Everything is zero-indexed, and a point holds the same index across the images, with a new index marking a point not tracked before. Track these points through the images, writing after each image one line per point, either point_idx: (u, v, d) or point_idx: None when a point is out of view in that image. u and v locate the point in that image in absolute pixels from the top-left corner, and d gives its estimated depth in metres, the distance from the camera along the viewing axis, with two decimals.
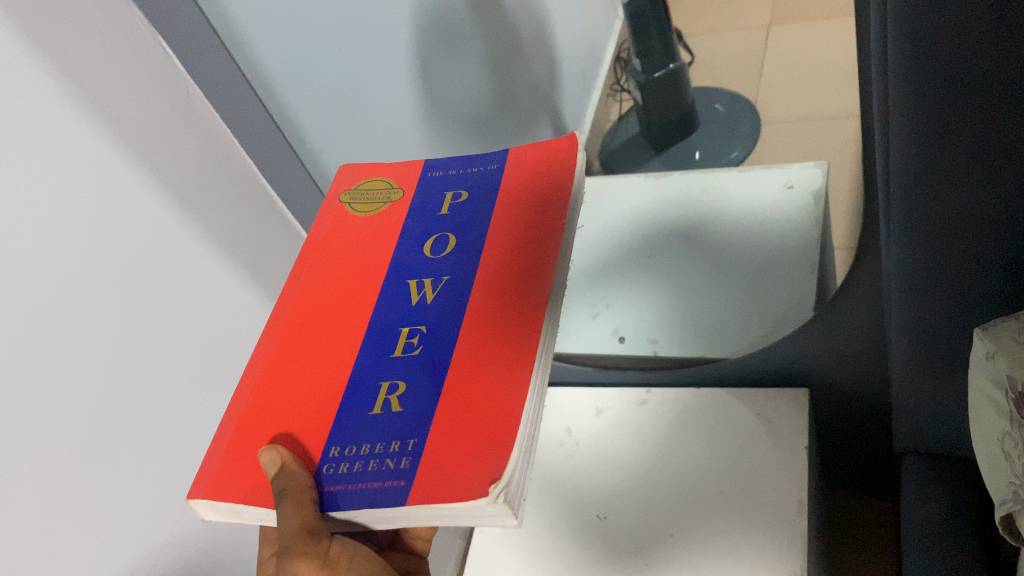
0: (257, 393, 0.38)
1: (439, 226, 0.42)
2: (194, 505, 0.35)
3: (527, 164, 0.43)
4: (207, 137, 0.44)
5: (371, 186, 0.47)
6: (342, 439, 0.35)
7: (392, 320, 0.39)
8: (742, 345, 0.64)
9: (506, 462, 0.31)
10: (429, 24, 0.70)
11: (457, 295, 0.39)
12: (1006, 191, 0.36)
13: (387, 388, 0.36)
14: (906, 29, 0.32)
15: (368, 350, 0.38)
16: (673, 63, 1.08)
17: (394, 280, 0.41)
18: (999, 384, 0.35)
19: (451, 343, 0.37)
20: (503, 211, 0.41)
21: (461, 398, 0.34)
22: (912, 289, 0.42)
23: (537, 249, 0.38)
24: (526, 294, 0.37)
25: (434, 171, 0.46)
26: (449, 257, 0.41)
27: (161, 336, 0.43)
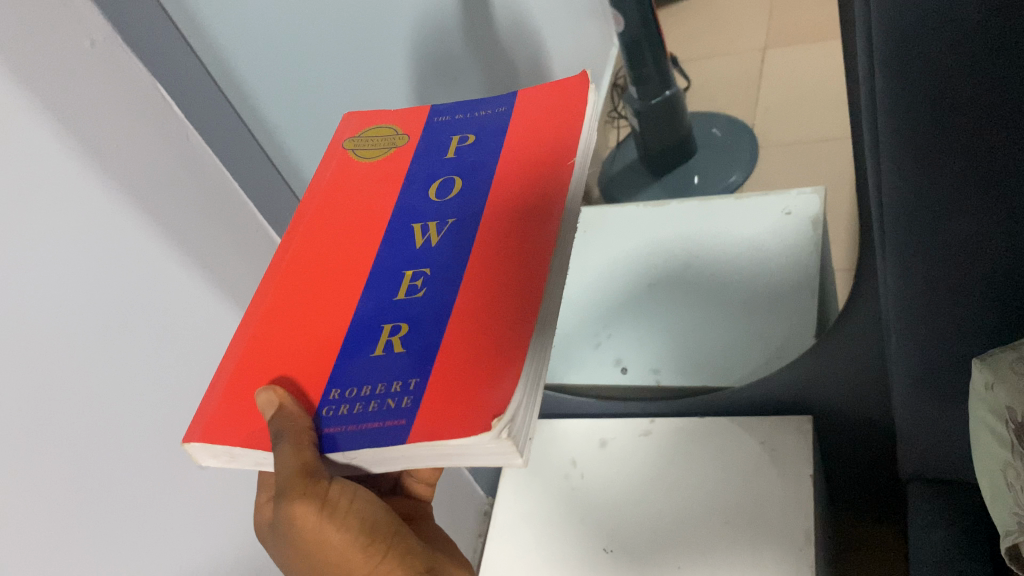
0: (258, 334, 0.38)
1: (444, 170, 0.43)
2: (188, 448, 0.35)
3: (543, 108, 0.44)
4: (207, 181, 0.45)
5: (375, 133, 0.47)
6: (343, 381, 0.35)
7: (395, 264, 0.39)
8: (743, 375, 0.65)
9: (511, 394, 0.30)
10: (428, 62, 0.72)
11: (462, 236, 0.39)
12: (1003, 218, 0.36)
13: (389, 330, 0.36)
14: (898, 66, 0.33)
15: (371, 293, 0.38)
16: (669, 90, 1.10)
17: (399, 223, 0.41)
18: (999, 416, 0.36)
19: (456, 283, 0.37)
20: (510, 154, 0.42)
21: (467, 332, 0.34)
22: (912, 317, 0.42)
23: (543, 190, 0.38)
24: (533, 235, 0.37)
25: (440, 116, 0.47)
26: (455, 200, 0.41)
27: (164, 374, 0.44)
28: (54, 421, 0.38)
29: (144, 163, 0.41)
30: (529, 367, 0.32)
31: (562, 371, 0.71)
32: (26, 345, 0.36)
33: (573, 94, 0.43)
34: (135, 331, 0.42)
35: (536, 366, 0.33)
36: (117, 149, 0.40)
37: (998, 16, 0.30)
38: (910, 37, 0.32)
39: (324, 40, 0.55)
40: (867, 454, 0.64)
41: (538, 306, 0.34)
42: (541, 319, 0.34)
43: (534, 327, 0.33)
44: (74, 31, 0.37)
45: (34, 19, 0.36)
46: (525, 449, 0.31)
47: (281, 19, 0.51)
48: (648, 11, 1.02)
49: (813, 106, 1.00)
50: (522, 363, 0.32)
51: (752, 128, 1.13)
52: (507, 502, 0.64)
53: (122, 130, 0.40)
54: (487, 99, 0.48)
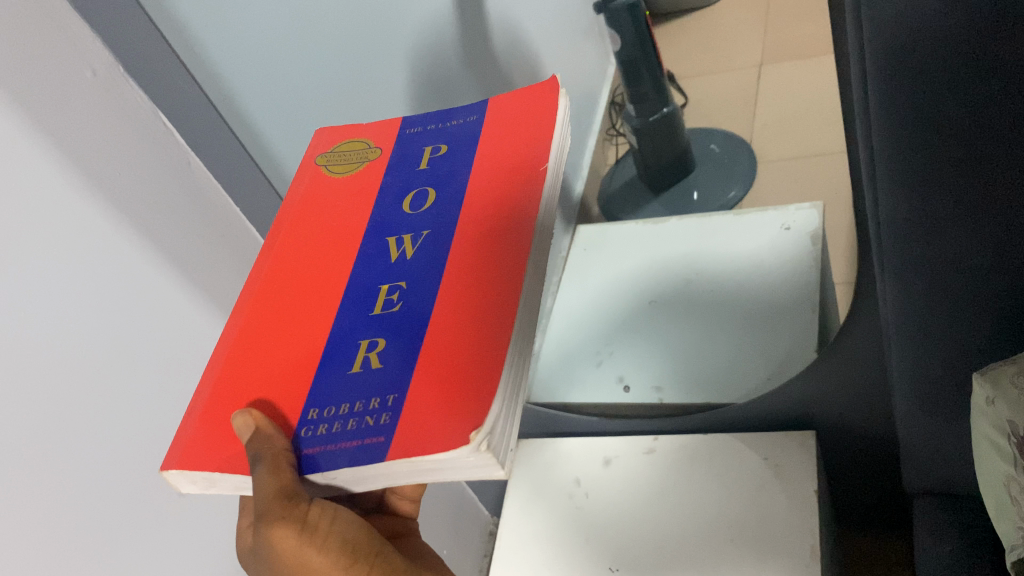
0: (234, 355, 0.39)
1: (418, 181, 0.44)
2: (167, 477, 0.35)
3: (516, 114, 0.44)
4: (206, 205, 0.46)
5: (346, 149, 0.48)
6: (320, 400, 0.35)
7: (372, 278, 0.39)
8: (747, 392, 0.65)
9: (491, 402, 0.31)
10: (427, 83, 0.72)
11: (435, 247, 0.39)
12: (998, 234, 0.36)
13: (366, 346, 0.36)
14: (891, 85, 0.33)
15: (348, 309, 0.38)
16: (668, 107, 1.11)
17: (373, 238, 0.41)
18: (1000, 429, 0.36)
19: (430, 294, 0.37)
20: (481, 165, 0.42)
21: (443, 342, 0.34)
22: (911, 332, 0.42)
23: (517, 198, 0.39)
24: (509, 243, 0.37)
25: (412, 128, 0.48)
26: (427, 213, 0.41)
27: (162, 397, 0.45)
28: (54, 447, 0.38)
29: (144, 190, 0.42)
30: (506, 375, 0.32)
31: (565, 392, 0.72)
32: (27, 373, 0.37)
33: (543, 98, 0.44)
34: (133, 356, 0.42)
35: (513, 374, 0.33)
36: (119, 177, 0.40)
37: (993, 28, 0.30)
38: (905, 57, 0.32)
39: (324, 68, 0.56)
40: (862, 466, 0.64)
41: (516, 314, 0.34)
42: (516, 328, 0.34)
43: (511, 337, 0.33)
44: (75, 60, 0.38)
45: (36, 47, 0.36)
46: (506, 461, 0.31)
47: (282, 45, 0.51)
48: (645, 31, 1.03)
49: (809, 121, 1.00)
50: (501, 370, 0.32)
51: (749, 143, 1.14)
52: (512, 521, 0.64)
53: (124, 156, 0.41)
54: (456, 108, 0.49)
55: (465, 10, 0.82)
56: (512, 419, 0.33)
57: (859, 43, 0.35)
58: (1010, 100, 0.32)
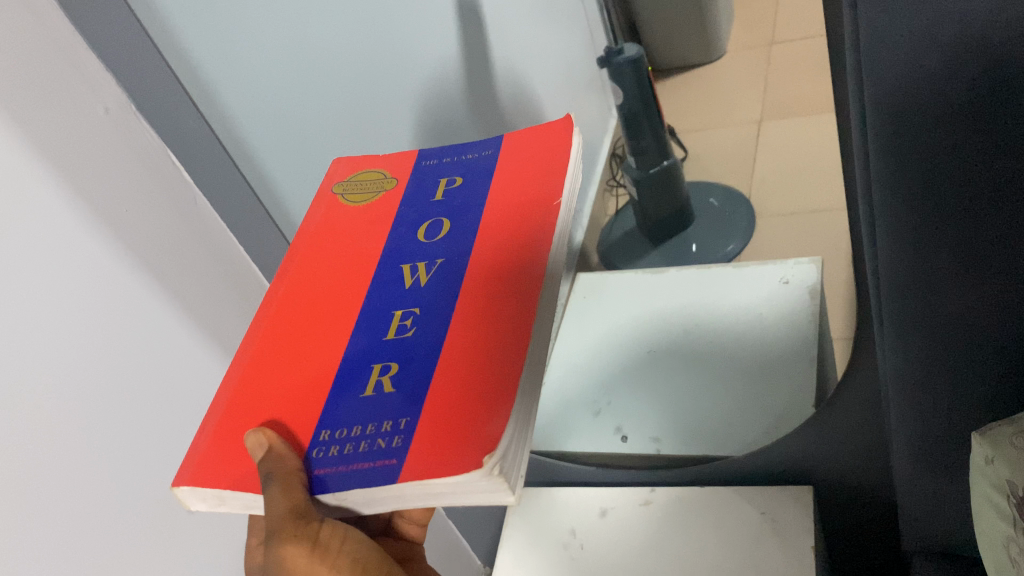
0: (248, 375, 0.39)
1: (433, 212, 0.44)
2: (178, 492, 0.35)
3: (533, 148, 0.45)
4: (212, 243, 0.46)
5: (364, 178, 0.49)
6: (332, 423, 0.35)
7: (386, 303, 0.40)
8: (747, 443, 0.65)
9: (503, 428, 0.31)
10: (432, 131, 0.73)
11: (449, 276, 0.40)
12: (999, 293, 0.36)
13: (379, 370, 0.36)
14: (891, 146, 0.34)
15: (361, 333, 0.39)
16: (668, 160, 1.13)
17: (388, 265, 0.42)
18: (1000, 489, 0.35)
19: (445, 321, 0.37)
20: (496, 197, 0.43)
21: (457, 369, 0.34)
22: (911, 389, 0.42)
23: (531, 230, 0.39)
24: (521, 273, 0.37)
25: (429, 160, 0.49)
26: (442, 242, 0.42)
27: (169, 434, 0.44)
28: (55, 483, 0.38)
29: (149, 226, 0.42)
30: (517, 405, 0.32)
31: (562, 440, 0.71)
32: (35, 407, 0.37)
33: (558, 133, 0.45)
34: (139, 393, 0.42)
35: (525, 403, 0.33)
36: (126, 213, 0.41)
37: (995, 84, 0.31)
38: (904, 120, 0.33)
39: (333, 115, 0.57)
40: (860, 522, 0.63)
41: (528, 342, 0.34)
42: (529, 364, 0.34)
43: (523, 366, 0.33)
44: (87, 96, 0.39)
45: (51, 86, 0.37)
46: (516, 485, 0.31)
47: (290, 90, 0.52)
48: (646, 84, 1.06)
49: (806, 176, 1.02)
50: (513, 397, 0.32)
51: (748, 199, 1.15)
52: (507, 568, 0.63)
53: (129, 192, 0.41)
54: (473, 143, 0.50)
55: (469, 63, 0.84)
56: (522, 447, 0.33)
57: (858, 109, 0.35)
58: (1010, 163, 0.33)
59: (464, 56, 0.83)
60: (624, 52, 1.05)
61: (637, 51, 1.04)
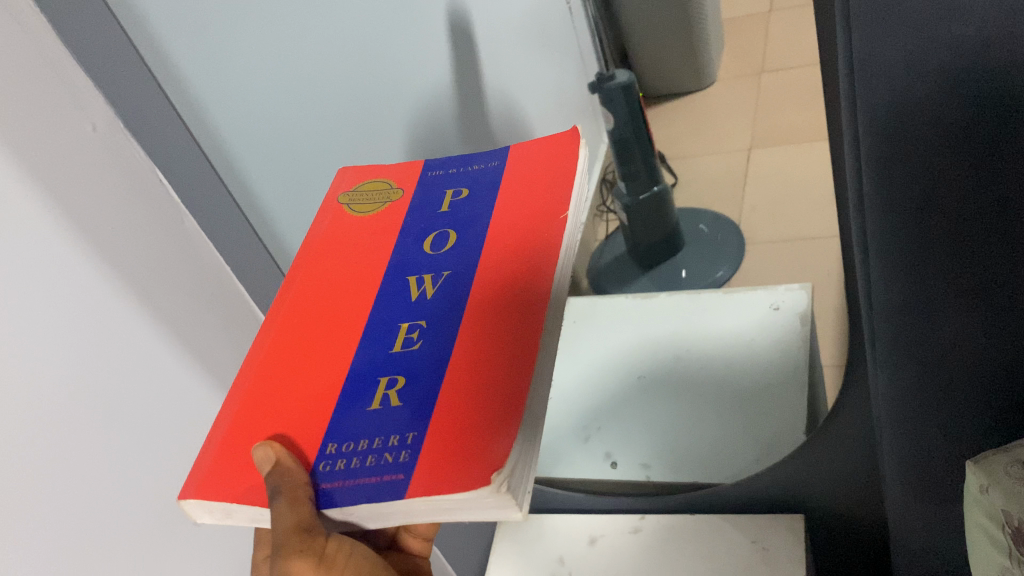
0: (254, 386, 0.38)
1: (439, 223, 0.44)
2: (184, 505, 0.34)
3: (537, 164, 0.44)
4: (199, 264, 0.46)
5: (370, 188, 0.49)
6: (339, 436, 0.35)
7: (392, 315, 0.39)
8: (738, 471, 0.64)
9: (509, 446, 0.31)
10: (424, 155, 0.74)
11: (456, 289, 0.39)
12: (993, 317, 0.36)
13: (386, 384, 0.36)
14: (882, 168, 0.34)
15: (367, 346, 0.38)
16: (657, 186, 1.14)
17: (394, 277, 0.42)
18: (996, 520, 0.35)
19: (452, 333, 0.37)
20: (504, 210, 0.43)
21: (465, 385, 0.34)
22: (904, 415, 0.42)
23: (539, 245, 0.39)
24: (527, 287, 0.37)
25: (435, 171, 0.48)
26: (449, 253, 0.42)
27: (156, 463, 0.43)
28: (39, 509, 0.36)
29: (137, 246, 0.42)
30: (526, 424, 0.32)
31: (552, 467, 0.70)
32: (17, 431, 0.35)
33: (563, 146, 0.45)
34: (127, 416, 0.41)
35: (532, 427, 0.32)
36: (111, 231, 0.40)
37: (993, 92, 0.31)
38: (897, 139, 0.33)
39: (324, 137, 0.57)
40: (851, 551, 0.63)
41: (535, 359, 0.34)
42: (535, 379, 0.33)
43: (531, 382, 0.33)
44: (74, 114, 0.38)
45: (39, 103, 0.36)
46: (524, 501, 0.31)
47: (282, 111, 0.52)
48: (637, 110, 1.06)
49: (797, 205, 1.02)
50: (520, 416, 0.32)
51: (738, 227, 1.16)
52: None
53: (111, 209, 0.40)
54: (479, 154, 0.49)
55: (461, 87, 0.84)
56: (530, 465, 0.32)
57: (851, 129, 0.35)
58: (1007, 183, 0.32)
59: (456, 80, 0.83)
60: (614, 78, 1.05)
61: (628, 76, 1.04)
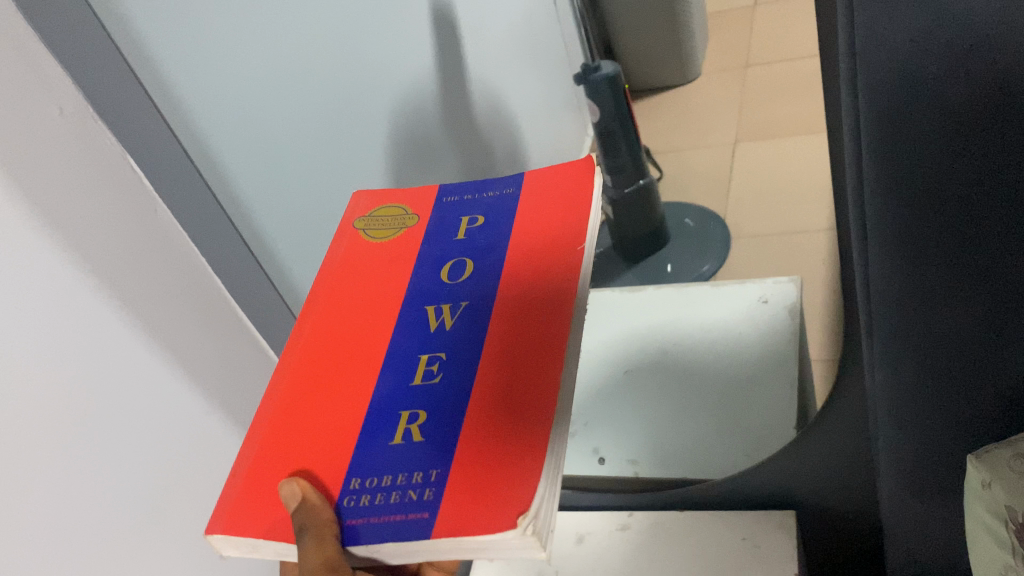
0: (278, 418, 0.38)
1: (455, 251, 0.43)
2: (211, 540, 0.35)
3: (552, 193, 0.43)
4: (175, 253, 0.46)
5: (384, 213, 0.47)
6: (363, 470, 0.35)
7: (411, 348, 0.39)
8: (728, 466, 0.63)
9: (532, 493, 0.31)
10: (406, 143, 0.73)
11: (475, 321, 0.39)
12: (996, 306, 0.35)
13: (407, 418, 0.36)
14: (884, 151, 0.34)
15: (387, 380, 0.38)
16: (644, 178, 1.12)
17: (412, 306, 0.41)
18: (998, 516, 0.34)
19: (474, 368, 0.37)
20: (520, 238, 0.42)
21: (488, 424, 0.34)
22: (904, 411, 0.41)
23: (557, 276, 0.38)
24: (548, 322, 0.37)
25: (449, 197, 0.47)
26: (466, 283, 0.41)
27: (116, 452, 0.43)
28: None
29: (107, 232, 0.41)
30: (549, 464, 0.32)
31: None
32: None
33: (581, 174, 0.43)
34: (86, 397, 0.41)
35: (556, 464, 0.32)
36: (79, 214, 0.40)
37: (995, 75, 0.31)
38: (899, 121, 0.33)
39: (295, 123, 0.56)
40: (837, 548, 0.62)
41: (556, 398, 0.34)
42: (558, 418, 0.34)
43: (553, 424, 0.33)
44: (42, 98, 0.38)
45: (6, 84, 0.36)
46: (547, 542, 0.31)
47: (263, 101, 0.52)
48: (623, 103, 1.05)
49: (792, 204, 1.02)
50: (543, 459, 0.32)
51: (723, 220, 1.16)
52: None
53: (79, 200, 0.40)
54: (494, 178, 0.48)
55: (445, 76, 0.83)
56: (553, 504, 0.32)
57: (852, 128, 0.35)
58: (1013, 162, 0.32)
59: (441, 69, 0.82)
60: (601, 70, 1.04)
61: (615, 67, 1.03)
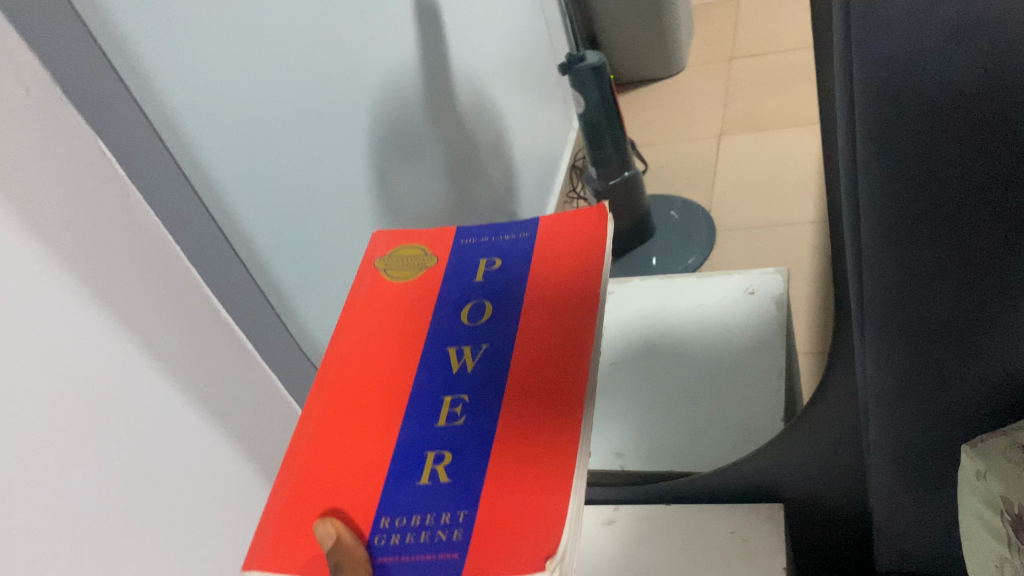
0: (303, 457, 0.36)
1: (476, 292, 0.39)
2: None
3: (574, 225, 0.40)
4: (148, 239, 0.43)
5: (405, 254, 0.43)
6: (391, 508, 0.33)
7: (431, 389, 0.36)
8: (713, 459, 0.62)
9: (559, 535, 0.29)
10: (384, 134, 0.72)
11: (497, 364, 0.36)
12: (985, 287, 0.36)
13: (432, 459, 0.34)
14: (880, 133, 0.33)
15: (409, 424, 0.35)
16: (628, 170, 1.09)
17: (432, 348, 0.38)
18: (994, 507, 0.36)
19: (499, 413, 0.34)
20: (544, 274, 0.38)
21: (516, 474, 0.32)
22: (894, 392, 0.41)
23: (581, 308, 0.36)
24: (572, 356, 0.34)
25: (469, 239, 0.43)
26: (486, 325, 0.38)
27: (111, 454, 0.41)
28: None
29: (81, 218, 0.39)
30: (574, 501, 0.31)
31: None
32: None
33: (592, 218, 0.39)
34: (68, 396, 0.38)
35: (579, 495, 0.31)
36: (51, 196, 0.37)
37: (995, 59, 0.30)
38: (895, 103, 0.32)
39: (264, 109, 0.55)
40: (828, 544, 0.61)
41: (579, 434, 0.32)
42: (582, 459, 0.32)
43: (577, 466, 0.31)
44: (8, 77, 0.35)
45: None
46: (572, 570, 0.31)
47: (235, 88, 0.52)
48: (609, 93, 1.03)
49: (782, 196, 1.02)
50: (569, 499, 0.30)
51: (709, 213, 1.14)
52: None
53: (63, 188, 0.38)
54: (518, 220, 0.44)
55: (426, 66, 0.81)
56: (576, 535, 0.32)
57: (846, 113, 0.34)
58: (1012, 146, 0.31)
59: (421, 59, 0.80)
60: (585, 59, 1.02)
61: (600, 57, 1.01)
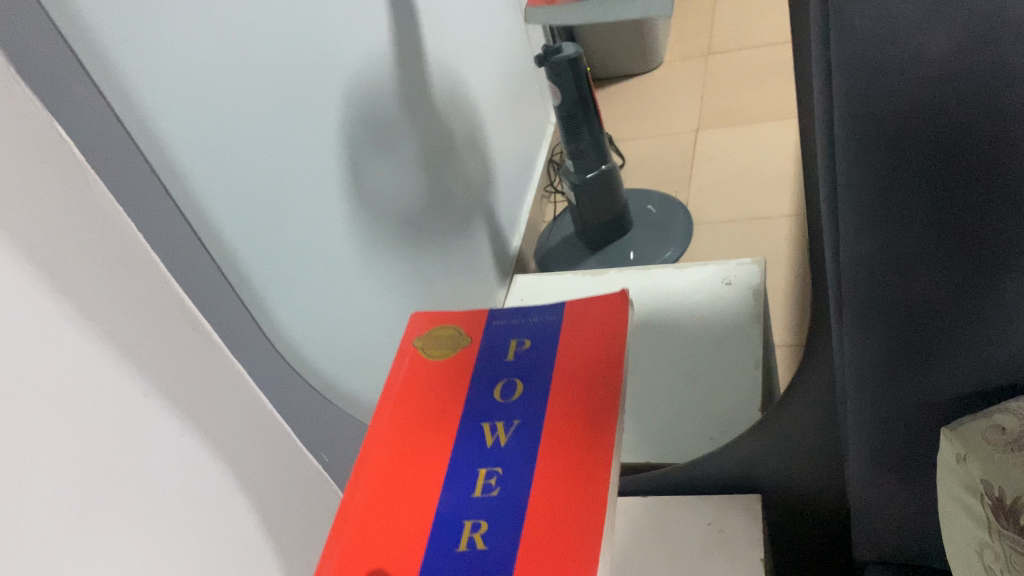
0: (358, 522, 0.44)
1: (506, 371, 0.48)
2: None
3: (588, 324, 0.48)
4: (101, 217, 0.42)
5: (441, 333, 0.51)
6: (437, 565, 0.41)
7: (470, 461, 0.45)
8: (690, 451, 0.62)
9: None
10: (367, 125, 0.71)
11: (528, 441, 0.44)
12: (971, 272, 0.35)
13: (471, 527, 0.42)
14: (859, 110, 0.33)
15: (451, 490, 0.44)
16: (606, 164, 1.09)
17: (469, 422, 0.46)
18: (974, 491, 0.37)
19: (527, 486, 0.42)
20: (564, 359, 0.47)
21: (541, 541, 0.40)
22: (875, 381, 0.41)
23: (598, 395, 0.44)
24: (591, 437, 0.43)
25: (499, 319, 0.51)
26: (518, 403, 0.46)
27: (64, 441, 0.39)
28: None
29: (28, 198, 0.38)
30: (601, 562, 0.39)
31: None
32: None
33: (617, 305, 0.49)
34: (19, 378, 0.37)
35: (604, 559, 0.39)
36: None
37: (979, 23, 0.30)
38: (873, 76, 0.32)
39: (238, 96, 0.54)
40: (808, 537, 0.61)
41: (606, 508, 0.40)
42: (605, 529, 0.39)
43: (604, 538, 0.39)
44: None
45: None
46: None
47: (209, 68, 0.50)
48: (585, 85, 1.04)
49: (761, 190, 1.03)
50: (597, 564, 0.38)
51: (686, 207, 1.13)
52: None
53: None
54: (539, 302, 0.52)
55: (402, 57, 0.80)
56: None
57: (824, 91, 0.34)
58: (995, 120, 0.31)
59: (397, 50, 0.79)
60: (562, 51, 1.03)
61: (575, 49, 1.02)
